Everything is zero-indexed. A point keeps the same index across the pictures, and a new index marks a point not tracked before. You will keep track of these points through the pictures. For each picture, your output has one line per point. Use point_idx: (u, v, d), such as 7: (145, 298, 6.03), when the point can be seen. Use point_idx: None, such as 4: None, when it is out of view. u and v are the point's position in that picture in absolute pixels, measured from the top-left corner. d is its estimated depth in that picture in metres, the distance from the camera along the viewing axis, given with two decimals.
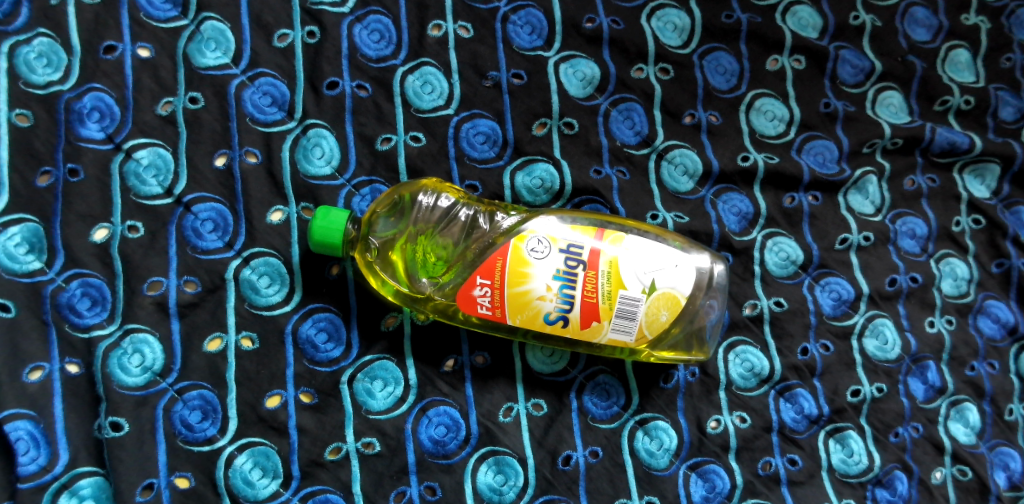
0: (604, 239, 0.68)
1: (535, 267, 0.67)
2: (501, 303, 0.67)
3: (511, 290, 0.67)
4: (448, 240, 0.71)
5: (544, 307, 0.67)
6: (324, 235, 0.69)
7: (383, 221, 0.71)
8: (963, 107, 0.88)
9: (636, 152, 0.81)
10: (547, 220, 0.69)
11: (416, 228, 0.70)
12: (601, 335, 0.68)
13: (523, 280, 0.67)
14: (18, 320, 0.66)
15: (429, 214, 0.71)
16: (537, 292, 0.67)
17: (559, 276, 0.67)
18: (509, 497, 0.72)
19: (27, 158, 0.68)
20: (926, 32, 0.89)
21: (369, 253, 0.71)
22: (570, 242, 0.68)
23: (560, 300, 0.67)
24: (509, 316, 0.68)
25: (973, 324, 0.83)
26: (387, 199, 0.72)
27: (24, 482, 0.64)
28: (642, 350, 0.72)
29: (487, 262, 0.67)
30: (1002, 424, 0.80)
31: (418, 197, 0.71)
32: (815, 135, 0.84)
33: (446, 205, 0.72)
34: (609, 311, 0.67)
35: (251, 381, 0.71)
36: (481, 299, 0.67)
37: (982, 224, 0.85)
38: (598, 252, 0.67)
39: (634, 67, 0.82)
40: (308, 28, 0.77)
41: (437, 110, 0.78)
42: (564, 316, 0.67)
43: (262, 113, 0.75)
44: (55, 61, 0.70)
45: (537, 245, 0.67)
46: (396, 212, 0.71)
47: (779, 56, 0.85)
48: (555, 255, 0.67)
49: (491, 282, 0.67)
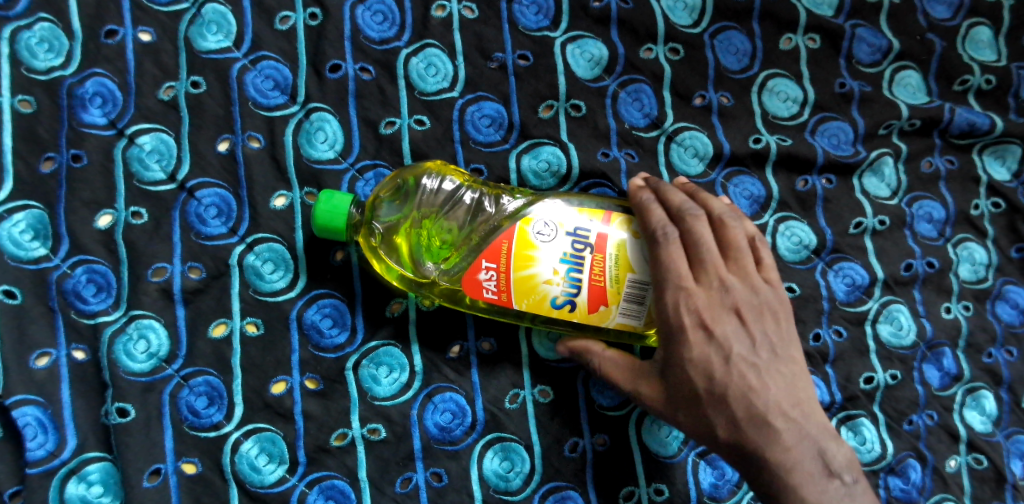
0: (613, 221, 0.66)
1: (540, 250, 0.65)
2: (507, 288, 0.66)
3: (516, 274, 0.65)
4: (454, 224, 0.70)
5: (551, 291, 0.65)
6: (328, 220, 0.68)
7: (388, 204, 0.70)
8: (984, 87, 0.85)
9: (645, 135, 0.79)
10: (555, 202, 0.67)
11: (421, 212, 0.70)
12: (610, 319, 0.66)
13: (529, 263, 0.65)
14: (24, 307, 0.67)
15: (434, 197, 0.70)
16: (543, 276, 0.65)
17: (565, 259, 0.65)
18: (515, 484, 0.72)
19: (29, 144, 0.68)
20: (947, 9, 0.86)
21: (374, 237, 0.70)
22: (578, 225, 0.66)
23: (567, 284, 0.65)
24: (515, 300, 0.66)
25: (991, 310, 0.81)
26: (391, 183, 0.71)
27: (32, 467, 0.65)
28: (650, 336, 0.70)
29: (493, 245, 0.66)
30: (1020, 412, 0.79)
31: (422, 181, 0.71)
32: (830, 116, 0.82)
33: (452, 189, 0.71)
34: (617, 295, 0.65)
35: (257, 368, 0.71)
36: (486, 283, 0.66)
37: (1002, 208, 0.83)
38: (607, 236, 0.66)
39: (643, 48, 0.80)
40: (310, 10, 0.75)
41: (442, 93, 0.77)
42: (571, 300, 0.66)
43: (265, 97, 0.74)
44: (56, 47, 0.70)
45: (543, 228, 0.66)
46: (402, 195, 0.70)
47: (793, 35, 0.83)
48: (561, 238, 0.66)
49: (497, 265, 0.66)
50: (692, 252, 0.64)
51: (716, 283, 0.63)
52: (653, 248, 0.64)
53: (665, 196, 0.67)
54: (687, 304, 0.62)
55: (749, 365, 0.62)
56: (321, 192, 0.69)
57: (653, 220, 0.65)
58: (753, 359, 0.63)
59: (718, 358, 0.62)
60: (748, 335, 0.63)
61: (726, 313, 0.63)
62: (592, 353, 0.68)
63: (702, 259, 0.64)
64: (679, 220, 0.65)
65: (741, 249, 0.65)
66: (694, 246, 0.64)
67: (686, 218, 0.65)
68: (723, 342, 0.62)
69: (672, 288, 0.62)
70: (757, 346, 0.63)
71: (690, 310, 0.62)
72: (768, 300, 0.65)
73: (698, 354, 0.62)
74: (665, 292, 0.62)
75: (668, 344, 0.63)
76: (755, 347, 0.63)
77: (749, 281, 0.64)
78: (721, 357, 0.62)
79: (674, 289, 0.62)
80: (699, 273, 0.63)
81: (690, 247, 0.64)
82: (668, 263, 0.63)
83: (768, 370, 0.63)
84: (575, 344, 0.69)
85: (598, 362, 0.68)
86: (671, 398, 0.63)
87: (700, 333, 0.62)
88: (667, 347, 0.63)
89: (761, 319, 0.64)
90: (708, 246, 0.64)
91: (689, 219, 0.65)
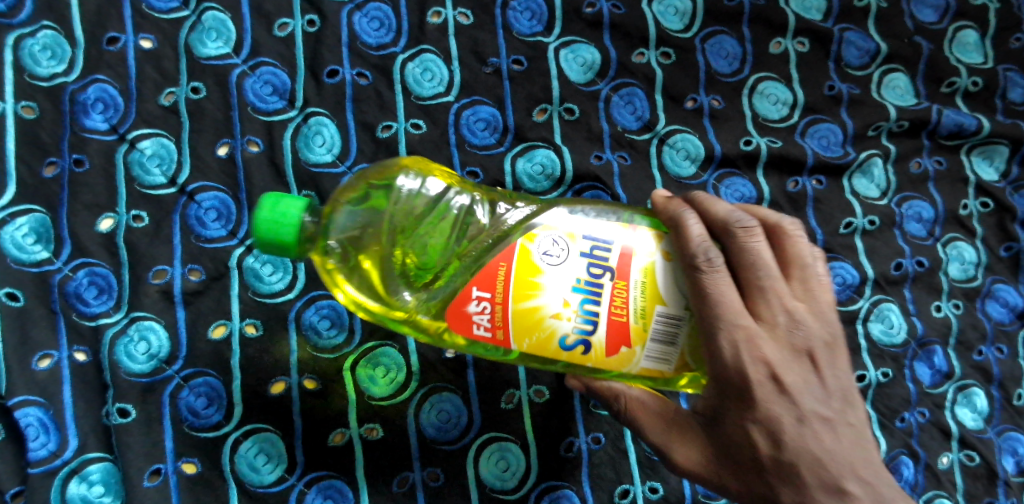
0: (638, 240, 0.57)
1: (546, 276, 0.56)
2: (502, 322, 0.56)
3: (516, 306, 0.56)
4: (430, 240, 0.61)
5: (560, 327, 0.56)
6: (272, 231, 0.59)
7: (351, 211, 0.62)
8: (971, 88, 0.87)
9: (638, 137, 0.80)
10: (561, 212, 0.58)
11: (399, 222, 0.62)
12: (634, 362, 0.56)
13: (532, 293, 0.56)
14: (27, 309, 0.68)
15: (409, 204, 0.62)
16: (550, 309, 0.56)
17: (580, 288, 0.56)
18: (512, 483, 0.73)
19: (33, 150, 0.70)
20: (933, 13, 0.88)
21: (331, 252, 0.62)
22: (595, 245, 0.57)
23: (580, 320, 0.56)
24: (515, 340, 0.56)
25: (981, 308, 0.82)
26: (358, 190, 0.63)
27: (34, 467, 0.66)
28: (680, 379, 0.59)
29: (488, 271, 0.56)
30: (1011, 409, 0.80)
31: (399, 181, 0.63)
32: (820, 118, 0.83)
33: (433, 197, 0.63)
34: (642, 333, 0.55)
35: (256, 368, 0.72)
36: (477, 317, 0.57)
37: (990, 207, 0.84)
38: (630, 255, 0.56)
39: (635, 52, 0.82)
40: (308, 17, 0.77)
41: (438, 97, 0.78)
42: (583, 339, 0.56)
43: (264, 101, 0.75)
44: (59, 54, 0.71)
45: (550, 248, 0.56)
46: (368, 202, 0.62)
47: (783, 39, 0.85)
48: (574, 259, 0.56)
49: (491, 295, 0.56)
50: (747, 276, 0.56)
51: (779, 317, 0.55)
52: (697, 277, 0.54)
53: (706, 207, 0.58)
54: (751, 347, 0.54)
55: (822, 420, 0.55)
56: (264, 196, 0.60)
57: (694, 240, 0.55)
58: (826, 411, 0.55)
59: (788, 413, 0.54)
60: (819, 380, 0.55)
61: (792, 356, 0.55)
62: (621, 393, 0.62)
63: (762, 287, 0.55)
64: (728, 237, 0.57)
65: (805, 267, 0.57)
66: (751, 270, 0.56)
67: (735, 233, 0.56)
68: (793, 393, 0.54)
69: (728, 328, 0.53)
70: (831, 395, 0.55)
71: (761, 359, 0.54)
72: (837, 335, 0.57)
73: (770, 407, 0.54)
74: (720, 331, 0.53)
75: (730, 397, 0.55)
76: (828, 397, 0.55)
77: (817, 312, 0.56)
78: (792, 413, 0.54)
79: (732, 329, 0.53)
80: (758, 304, 0.55)
81: (745, 271, 0.56)
82: (720, 296, 0.54)
83: (843, 423, 0.55)
84: (596, 384, 0.62)
85: (625, 402, 0.61)
86: (721, 456, 0.56)
87: (766, 382, 0.54)
88: (727, 400, 0.55)
89: (831, 360, 0.56)
90: (768, 269, 0.56)
91: (740, 236, 0.56)
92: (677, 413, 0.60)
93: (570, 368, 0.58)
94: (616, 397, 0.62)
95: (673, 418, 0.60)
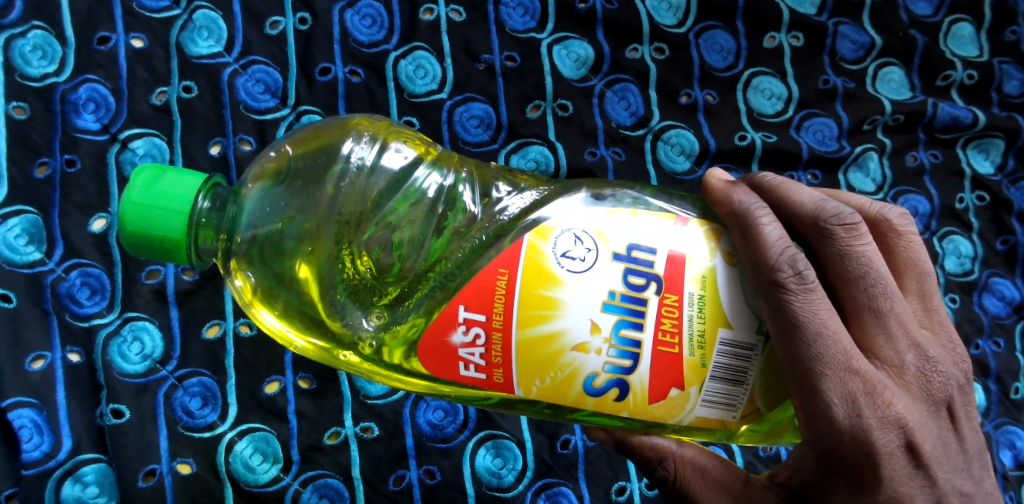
0: (688, 243, 0.49)
1: (570, 290, 0.48)
2: (500, 359, 0.49)
3: (521, 335, 0.48)
4: (379, 236, 0.55)
5: (588, 363, 0.48)
6: (151, 224, 0.52)
7: (263, 194, 0.55)
8: (966, 82, 0.87)
9: (632, 133, 0.80)
10: (580, 203, 0.51)
11: (347, 212, 0.54)
12: (686, 410, 0.49)
13: (550, 314, 0.48)
14: (19, 310, 0.68)
15: (354, 183, 0.55)
16: (575, 338, 0.48)
17: (612, 307, 0.48)
18: (508, 480, 0.72)
19: (24, 150, 0.70)
20: (928, 6, 0.87)
21: (236, 258, 0.55)
22: (632, 244, 0.49)
23: (613, 352, 0.48)
24: (522, 384, 0.49)
25: (977, 302, 0.82)
26: (274, 169, 0.56)
27: (28, 468, 0.66)
28: (740, 430, 0.52)
29: (478, 287, 0.49)
30: (1008, 403, 0.79)
31: (341, 149, 0.56)
32: (814, 112, 0.83)
33: (384, 177, 0.56)
34: (701, 369, 0.48)
35: (251, 368, 0.71)
36: (466, 353, 0.49)
37: (986, 201, 0.84)
38: (681, 260, 0.49)
39: (628, 48, 0.82)
40: (299, 15, 0.77)
41: (431, 94, 0.78)
42: (617, 379, 0.48)
43: (255, 100, 0.75)
44: (50, 54, 0.71)
45: (574, 250, 0.49)
46: (287, 185, 0.55)
47: (777, 33, 0.84)
48: (606, 265, 0.48)
49: (486, 320, 0.49)
50: (853, 293, 0.49)
51: (906, 357, 0.49)
52: (784, 298, 0.47)
53: (788, 199, 0.52)
54: (876, 402, 0.47)
55: (961, 497, 0.50)
56: (138, 170, 0.53)
57: (772, 248, 0.48)
58: (965, 484, 0.50)
59: (923, 493, 0.49)
60: (958, 442, 0.51)
61: (928, 411, 0.49)
62: (671, 456, 0.54)
63: (879, 310, 0.49)
64: (825, 239, 0.50)
65: (922, 276, 0.53)
66: (859, 285, 0.49)
67: (835, 231, 0.49)
68: (928, 466, 0.49)
69: (838, 373, 0.46)
70: (970, 462, 0.51)
71: (898, 423, 0.47)
72: (967, 373, 0.52)
73: (901, 487, 0.48)
74: (826, 377, 0.46)
75: (842, 473, 0.48)
76: (969, 467, 0.51)
77: (946, 342, 0.52)
78: (927, 491, 0.49)
79: (843, 374, 0.46)
80: (878, 340, 0.49)
81: (850, 286, 0.49)
82: (813, 323, 0.46)
83: (981, 496, 0.51)
84: (631, 440, 0.54)
85: (675, 467, 0.54)
86: None
87: (898, 453, 0.48)
88: (839, 477, 0.48)
89: (967, 413, 0.51)
90: (884, 286, 0.49)
91: (842, 237, 0.49)
92: (747, 488, 0.53)
93: (564, 411, 0.52)
94: (663, 460, 0.54)
95: (741, 493, 0.53)
